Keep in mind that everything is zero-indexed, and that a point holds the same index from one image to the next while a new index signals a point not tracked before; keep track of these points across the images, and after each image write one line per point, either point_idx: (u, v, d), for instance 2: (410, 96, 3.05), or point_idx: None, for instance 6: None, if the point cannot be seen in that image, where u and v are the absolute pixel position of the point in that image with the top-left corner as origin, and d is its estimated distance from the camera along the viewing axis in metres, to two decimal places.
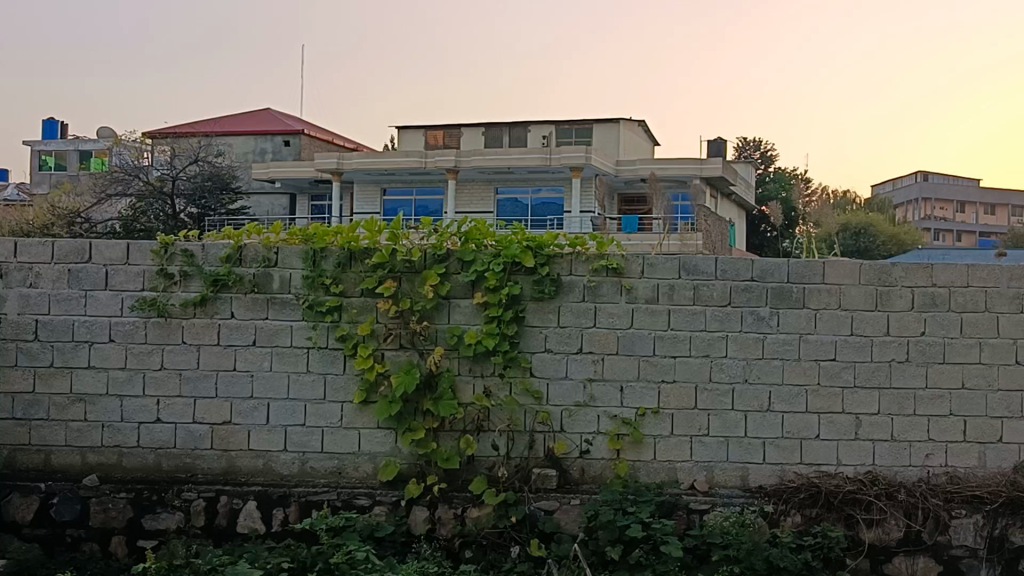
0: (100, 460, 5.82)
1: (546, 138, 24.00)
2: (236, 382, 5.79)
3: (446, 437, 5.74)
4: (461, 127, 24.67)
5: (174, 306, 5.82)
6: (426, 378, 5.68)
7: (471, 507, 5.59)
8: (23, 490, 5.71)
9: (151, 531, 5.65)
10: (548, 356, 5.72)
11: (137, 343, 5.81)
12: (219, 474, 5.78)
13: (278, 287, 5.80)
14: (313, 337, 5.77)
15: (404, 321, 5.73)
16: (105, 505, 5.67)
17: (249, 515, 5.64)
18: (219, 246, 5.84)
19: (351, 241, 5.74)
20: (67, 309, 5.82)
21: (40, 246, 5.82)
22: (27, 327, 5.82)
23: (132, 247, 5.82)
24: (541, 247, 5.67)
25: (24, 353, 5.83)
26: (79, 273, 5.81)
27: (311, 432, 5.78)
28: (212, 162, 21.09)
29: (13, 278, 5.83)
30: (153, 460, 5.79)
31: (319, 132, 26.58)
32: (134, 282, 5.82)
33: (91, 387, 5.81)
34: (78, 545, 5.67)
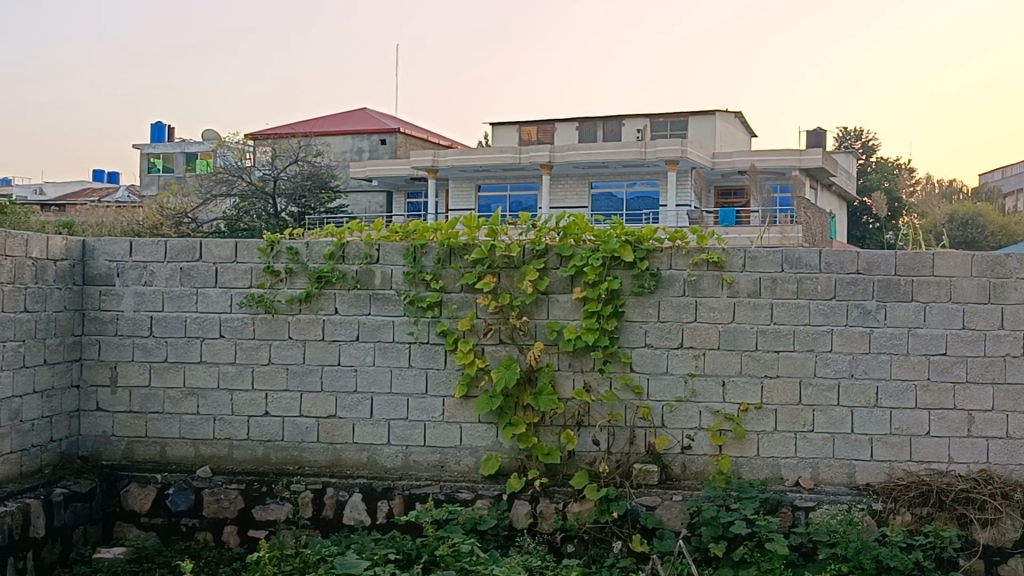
0: (212, 452, 6.00)
1: (641, 131, 23.81)
2: (340, 377, 5.91)
3: (547, 432, 5.76)
4: (555, 123, 24.67)
5: (280, 303, 5.95)
6: (526, 373, 5.72)
7: (573, 502, 5.57)
8: (141, 480, 5.93)
9: (261, 522, 5.79)
10: (647, 351, 5.69)
11: (246, 339, 5.97)
12: (325, 466, 5.92)
13: (379, 283, 5.88)
14: (415, 332, 5.85)
15: (503, 317, 5.76)
16: (217, 496, 5.83)
17: (355, 507, 5.72)
18: (323, 244, 5.95)
19: (450, 237, 5.78)
20: (179, 306, 6.02)
21: (153, 245, 6.03)
22: (143, 324, 6.05)
23: (239, 245, 5.98)
24: (640, 242, 5.64)
25: (140, 349, 6.05)
26: (191, 271, 6.01)
27: (413, 426, 5.87)
28: (312, 162, 21.52)
29: (129, 276, 6.06)
30: (263, 452, 5.96)
31: (416, 131, 26.89)
32: (242, 280, 5.98)
33: (203, 381, 6.00)
34: (192, 534, 5.85)
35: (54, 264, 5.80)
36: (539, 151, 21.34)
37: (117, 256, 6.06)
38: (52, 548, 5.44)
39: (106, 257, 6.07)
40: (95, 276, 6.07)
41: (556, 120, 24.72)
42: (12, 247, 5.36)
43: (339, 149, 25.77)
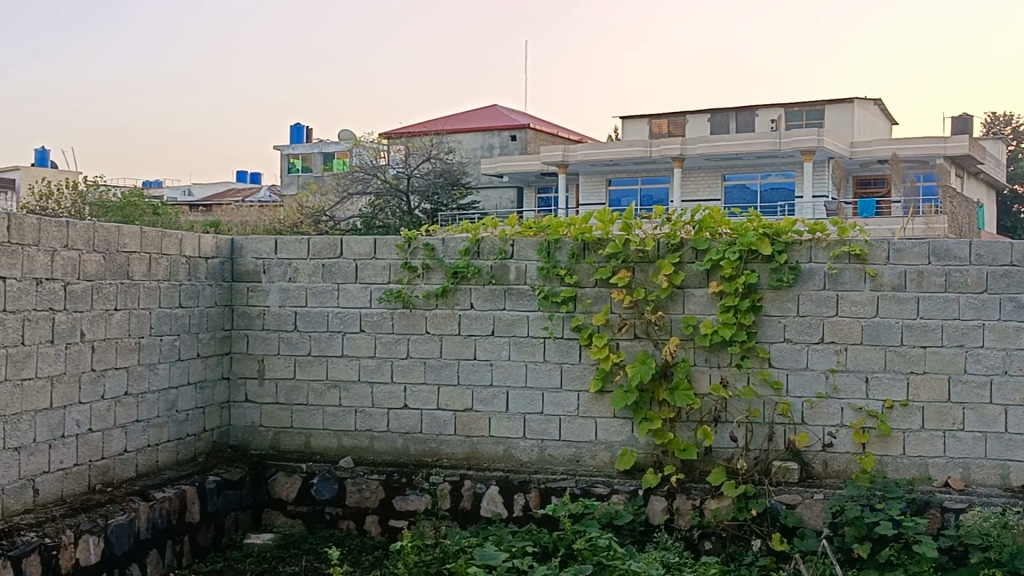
0: (354, 443, 6.18)
1: (776, 122, 23.27)
2: (477, 371, 5.99)
3: (683, 428, 5.71)
4: (687, 115, 24.36)
5: (418, 298, 6.07)
6: (662, 369, 5.68)
7: (710, 499, 5.52)
8: (287, 469, 6.14)
9: (402, 512, 5.93)
10: (787, 346, 5.57)
11: (385, 333, 6.12)
12: (463, 459, 6.02)
13: (514, 279, 5.94)
14: (550, 327, 5.87)
15: (639, 312, 5.73)
16: (360, 486, 5.99)
17: (492, 499, 5.79)
18: (459, 239, 6.03)
19: (584, 232, 5.77)
20: (322, 301, 6.20)
21: (296, 243, 6.23)
22: (288, 319, 6.26)
23: (378, 242, 6.13)
24: (778, 235, 5.51)
25: (285, 343, 6.27)
26: (332, 267, 6.18)
27: (549, 420, 5.90)
28: (445, 159, 21.84)
29: (274, 273, 6.29)
30: (402, 444, 6.10)
31: (546, 126, 26.97)
32: (381, 276, 6.13)
33: (345, 374, 6.18)
34: (336, 523, 6.03)
35: (206, 261, 6.08)
36: (671, 143, 21.23)
37: (263, 253, 6.30)
38: (207, 533, 5.71)
39: (253, 255, 6.32)
40: (242, 273, 6.33)
41: (687, 111, 24.39)
42: (167, 246, 5.68)
43: (471, 146, 26.07)
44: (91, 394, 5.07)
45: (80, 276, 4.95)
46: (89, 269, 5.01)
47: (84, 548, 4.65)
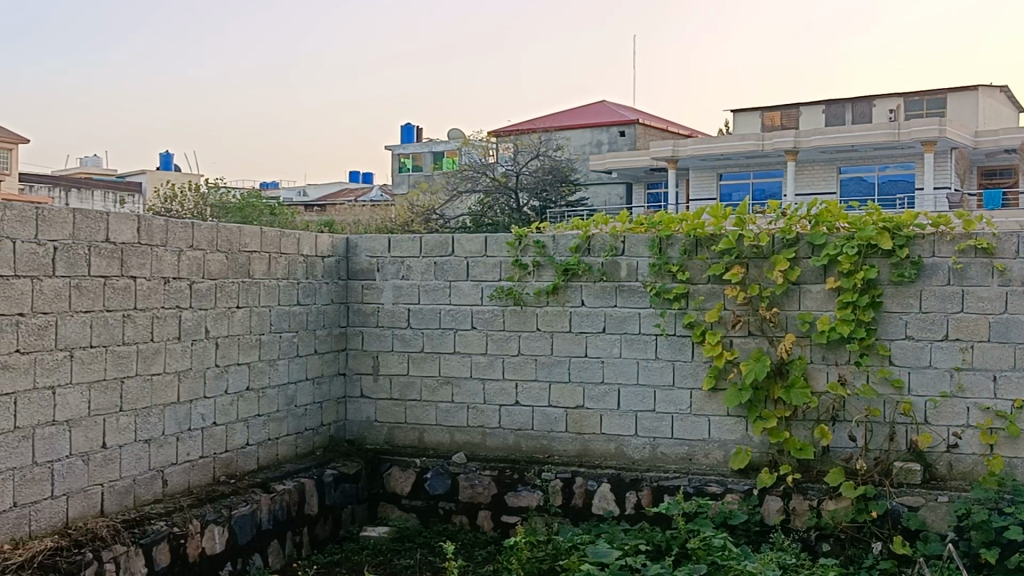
0: (466, 439, 6.24)
1: (894, 112, 22.56)
2: (588, 368, 5.99)
3: (799, 427, 5.59)
4: (800, 107, 23.82)
5: (529, 295, 6.09)
6: (777, 366, 5.58)
7: (828, 500, 5.39)
8: (401, 464, 6.25)
9: (515, 508, 5.97)
10: (908, 343, 5.39)
11: (497, 330, 6.16)
12: (574, 456, 6.01)
13: (625, 276, 5.90)
14: (661, 324, 5.83)
15: (752, 308, 5.64)
16: (472, 482, 6.05)
17: (604, 496, 5.78)
18: (569, 237, 6.03)
19: (697, 228, 5.71)
20: (434, 299, 6.28)
21: (409, 241, 6.33)
22: (401, 316, 6.36)
23: (489, 240, 6.17)
24: (899, 229, 5.34)
25: (399, 339, 6.37)
26: (444, 265, 6.25)
27: (661, 418, 5.85)
28: (553, 156, 21.88)
29: (388, 271, 6.39)
30: (513, 440, 6.14)
31: (655, 121, 26.73)
32: (492, 273, 6.17)
33: (457, 370, 6.24)
34: (449, 517, 6.11)
35: (322, 260, 6.23)
36: (784, 136, 20.79)
37: (377, 251, 6.42)
38: (325, 524, 5.86)
39: (367, 253, 6.45)
40: (357, 271, 6.46)
41: (801, 103, 23.85)
42: (286, 245, 5.83)
43: (579, 142, 26.02)
44: (216, 389, 5.25)
45: (204, 275, 5.13)
46: (213, 268, 5.19)
47: (210, 537, 4.82)
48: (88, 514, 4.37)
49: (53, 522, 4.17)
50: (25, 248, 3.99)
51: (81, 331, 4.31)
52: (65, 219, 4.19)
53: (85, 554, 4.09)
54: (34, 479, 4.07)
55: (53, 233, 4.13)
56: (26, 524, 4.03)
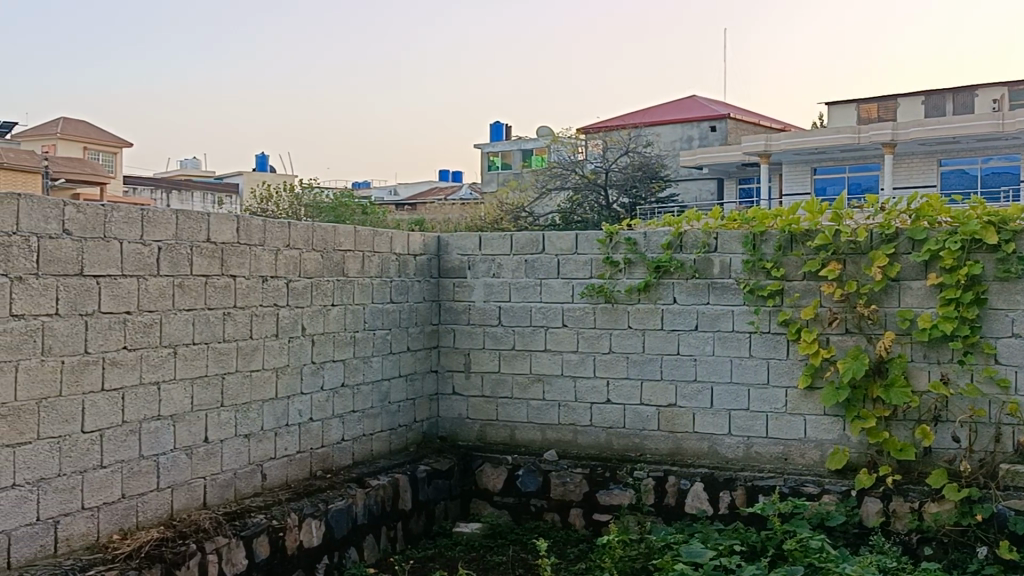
0: (557, 437, 6.24)
1: (998, 102, 21.81)
2: (681, 366, 5.93)
3: (899, 427, 5.44)
4: (898, 98, 23.20)
5: (620, 293, 6.06)
6: (876, 365, 5.44)
7: (929, 502, 5.23)
8: (493, 461, 6.28)
9: (607, 506, 5.95)
10: (1015, 341, 5.19)
11: (588, 328, 6.14)
12: (666, 455, 5.97)
13: (718, 272, 5.83)
14: (755, 322, 5.74)
15: (850, 305, 5.52)
16: (564, 479, 6.06)
17: (697, 496, 5.72)
18: (661, 234, 5.98)
19: (792, 224, 5.60)
20: (525, 296, 6.29)
21: (500, 239, 6.35)
22: (492, 314, 6.39)
23: (580, 237, 6.16)
24: (1005, 222, 5.14)
25: (490, 337, 6.40)
26: (534, 263, 6.26)
27: (755, 417, 5.77)
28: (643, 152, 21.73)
29: (479, 269, 6.43)
30: (605, 438, 6.11)
31: (747, 115, 26.33)
32: (583, 271, 6.16)
33: (548, 368, 6.25)
34: (541, 515, 6.12)
35: (414, 258, 6.31)
36: (881, 128, 20.19)
37: (468, 250, 6.46)
38: (419, 519, 5.93)
39: (458, 251, 6.50)
40: (449, 269, 6.52)
41: (899, 95, 23.22)
42: (379, 244, 5.92)
43: (669, 138, 25.79)
44: (312, 385, 5.36)
45: (301, 274, 5.23)
46: (309, 267, 5.29)
47: (307, 530, 4.92)
48: (191, 506, 4.50)
49: (158, 513, 4.31)
50: (131, 249, 4.13)
51: (184, 329, 4.44)
52: (169, 220, 4.32)
53: (189, 545, 4.21)
54: (141, 471, 4.21)
55: (157, 234, 4.26)
56: (134, 515, 4.18)
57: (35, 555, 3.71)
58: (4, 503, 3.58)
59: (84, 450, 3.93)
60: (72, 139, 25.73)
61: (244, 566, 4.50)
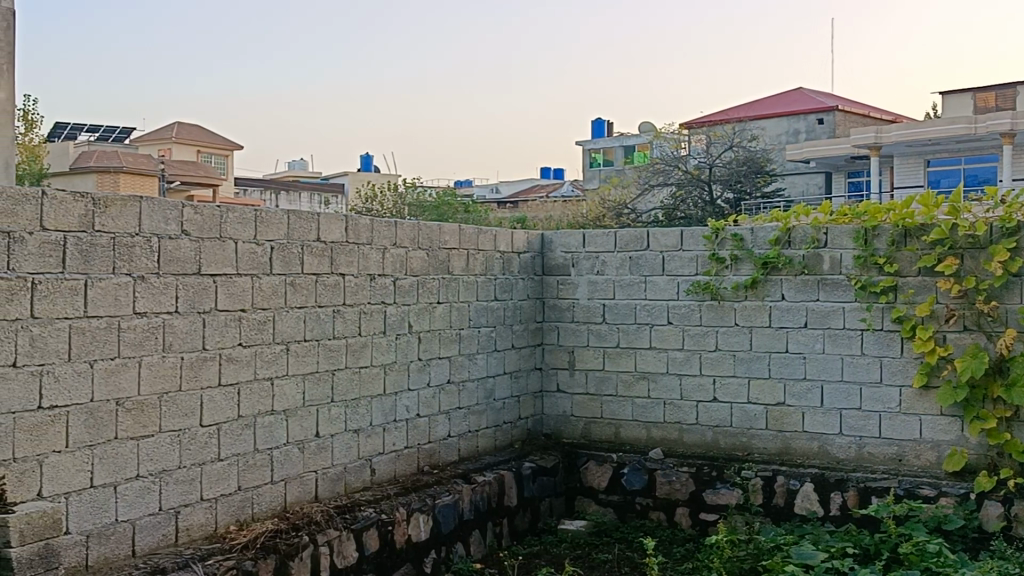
0: (663, 435, 6.18)
1: None
2: (790, 364, 5.82)
3: (1022, 428, 5.23)
4: (1018, 86, 22.32)
5: (726, 290, 5.98)
6: (997, 363, 5.24)
7: None
8: (598, 459, 6.26)
9: (713, 505, 5.88)
10: None
11: (694, 325, 6.08)
12: (775, 454, 5.86)
13: (828, 268, 5.70)
14: (868, 318, 5.59)
15: (968, 302, 5.33)
16: (670, 478, 6.01)
17: (807, 497, 5.61)
18: (768, 229, 5.88)
19: (906, 218, 5.44)
20: (629, 294, 6.26)
21: (604, 236, 6.33)
22: (597, 311, 6.37)
23: (685, 233, 6.10)
24: None
25: (594, 334, 6.38)
26: (639, 259, 6.22)
27: (868, 417, 5.62)
28: (748, 146, 21.39)
29: (583, 266, 6.42)
30: (711, 437, 6.04)
31: (856, 107, 25.67)
32: (688, 267, 6.09)
33: (653, 365, 6.20)
34: (646, 513, 6.08)
35: (518, 256, 6.34)
36: (1000, 119, 19.46)
37: (572, 247, 6.46)
38: (524, 516, 5.96)
39: (562, 249, 6.50)
40: (553, 267, 6.52)
41: (1018, 82, 22.33)
42: (483, 241, 5.97)
43: (774, 132, 25.32)
44: (418, 381, 5.43)
45: (408, 272, 5.31)
46: (415, 265, 5.37)
47: (415, 524, 4.99)
48: (304, 499, 4.61)
49: (272, 505, 4.43)
50: (246, 248, 4.25)
51: (296, 326, 4.55)
52: (281, 220, 4.43)
53: (302, 537, 4.32)
54: (256, 465, 4.34)
55: (270, 234, 4.38)
56: (249, 506, 4.31)
57: (157, 544, 3.85)
58: (128, 494, 3.73)
59: (202, 443, 4.07)
60: (187, 143, 26.64)
61: (355, 559, 4.58)
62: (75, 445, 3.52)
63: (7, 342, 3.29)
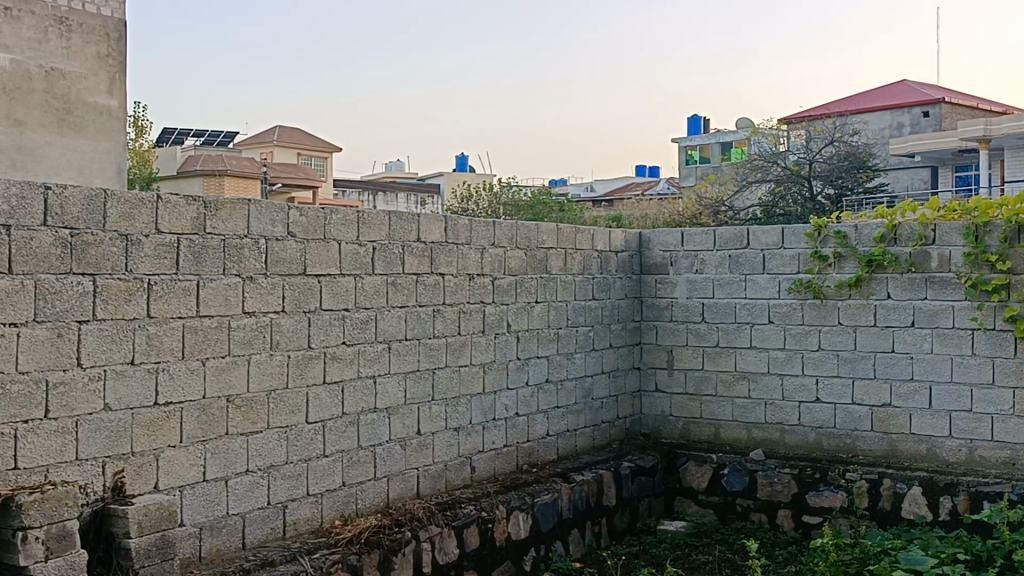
0: (764, 436, 6.09)
1: None
2: (896, 364, 5.67)
3: None
4: None
5: (830, 288, 5.86)
6: None
7: None
8: (698, 459, 6.21)
9: (817, 508, 5.78)
10: None
11: (796, 325, 5.97)
12: (881, 457, 5.72)
13: (937, 266, 5.54)
14: (979, 318, 5.42)
15: None
16: (772, 479, 5.93)
17: (915, 501, 5.48)
18: (873, 226, 5.74)
19: (1019, 214, 5.26)
20: (729, 292, 6.18)
21: (703, 235, 6.26)
22: (696, 310, 6.31)
23: (787, 231, 6.00)
24: None
25: (693, 333, 6.32)
26: (739, 258, 6.14)
27: (979, 419, 5.45)
28: (850, 141, 20.88)
29: (681, 265, 6.37)
30: (814, 438, 5.93)
31: (965, 98, 24.85)
32: (790, 266, 5.99)
33: (754, 365, 6.11)
34: (748, 515, 6.01)
35: (616, 255, 6.32)
36: None
37: (670, 246, 6.41)
38: (623, 516, 5.95)
39: (660, 247, 6.45)
40: (651, 265, 6.49)
41: None
42: (581, 240, 5.97)
43: (877, 126, 24.68)
44: (517, 380, 5.46)
45: (506, 272, 5.35)
46: (514, 265, 5.40)
47: (515, 522, 5.02)
48: (406, 496, 4.69)
49: (375, 501, 4.52)
50: (349, 249, 4.34)
51: (397, 325, 4.63)
52: (383, 221, 4.51)
53: (404, 533, 4.39)
54: (360, 461, 4.43)
55: (372, 234, 4.46)
56: (354, 502, 4.40)
57: (266, 537, 3.97)
58: (239, 488, 3.85)
59: (308, 439, 4.17)
60: (288, 145, 27.27)
61: (456, 555, 4.64)
62: (189, 440, 3.65)
63: (125, 341, 3.42)
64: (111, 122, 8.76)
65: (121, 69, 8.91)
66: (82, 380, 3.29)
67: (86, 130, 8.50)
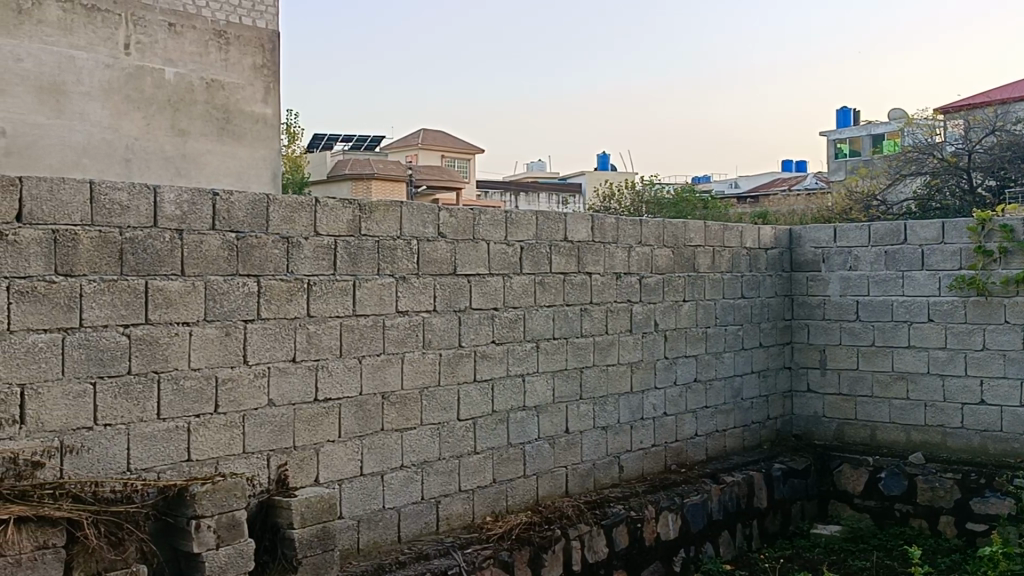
0: (924, 438, 5.86)
1: None
2: None
3: None
4: None
5: (995, 285, 5.61)
6: None
7: None
8: (854, 462, 6.01)
9: (982, 515, 5.50)
10: None
11: (958, 323, 5.72)
12: None
13: None
14: None
15: None
16: (933, 484, 5.67)
17: None
18: None
19: None
20: (885, 290, 5.96)
21: (857, 230, 6.07)
22: (850, 308, 6.12)
23: (947, 226, 5.76)
24: None
25: (847, 333, 6.13)
26: (896, 254, 5.92)
27: None
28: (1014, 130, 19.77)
29: (834, 261, 6.19)
30: (979, 442, 5.67)
31: None
32: (951, 262, 5.75)
33: (913, 366, 5.88)
34: (906, 521, 5.77)
35: (766, 252, 6.19)
36: None
37: (823, 242, 6.24)
38: (774, 519, 5.82)
39: (812, 244, 6.29)
40: (802, 263, 6.33)
41: None
42: (729, 238, 5.88)
43: None
44: (665, 380, 5.42)
45: (654, 270, 5.32)
46: (661, 263, 5.37)
47: (664, 522, 4.99)
48: (555, 494, 4.72)
49: (525, 498, 4.56)
50: (497, 249, 4.39)
51: (545, 325, 4.66)
52: (531, 221, 4.55)
53: (555, 530, 4.42)
54: (510, 458, 4.48)
55: (520, 234, 4.50)
56: (504, 499, 4.45)
57: (421, 531, 4.07)
58: (395, 483, 3.96)
59: (460, 436, 4.25)
60: (432, 147, 27.78)
61: (606, 554, 4.64)
62: (347, 435, 3.78)
63: (288, 339, 3.57)
64: (266, 129, 9.09)
65: (274, 78, 9.24)
66: (248, 377, 3.44)
67: (243, 138, 8.84)
